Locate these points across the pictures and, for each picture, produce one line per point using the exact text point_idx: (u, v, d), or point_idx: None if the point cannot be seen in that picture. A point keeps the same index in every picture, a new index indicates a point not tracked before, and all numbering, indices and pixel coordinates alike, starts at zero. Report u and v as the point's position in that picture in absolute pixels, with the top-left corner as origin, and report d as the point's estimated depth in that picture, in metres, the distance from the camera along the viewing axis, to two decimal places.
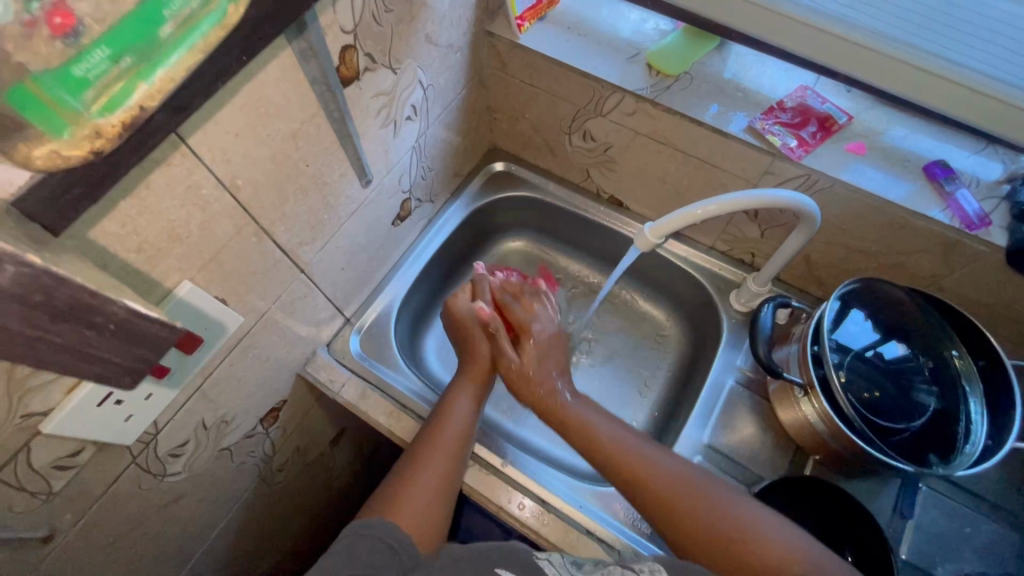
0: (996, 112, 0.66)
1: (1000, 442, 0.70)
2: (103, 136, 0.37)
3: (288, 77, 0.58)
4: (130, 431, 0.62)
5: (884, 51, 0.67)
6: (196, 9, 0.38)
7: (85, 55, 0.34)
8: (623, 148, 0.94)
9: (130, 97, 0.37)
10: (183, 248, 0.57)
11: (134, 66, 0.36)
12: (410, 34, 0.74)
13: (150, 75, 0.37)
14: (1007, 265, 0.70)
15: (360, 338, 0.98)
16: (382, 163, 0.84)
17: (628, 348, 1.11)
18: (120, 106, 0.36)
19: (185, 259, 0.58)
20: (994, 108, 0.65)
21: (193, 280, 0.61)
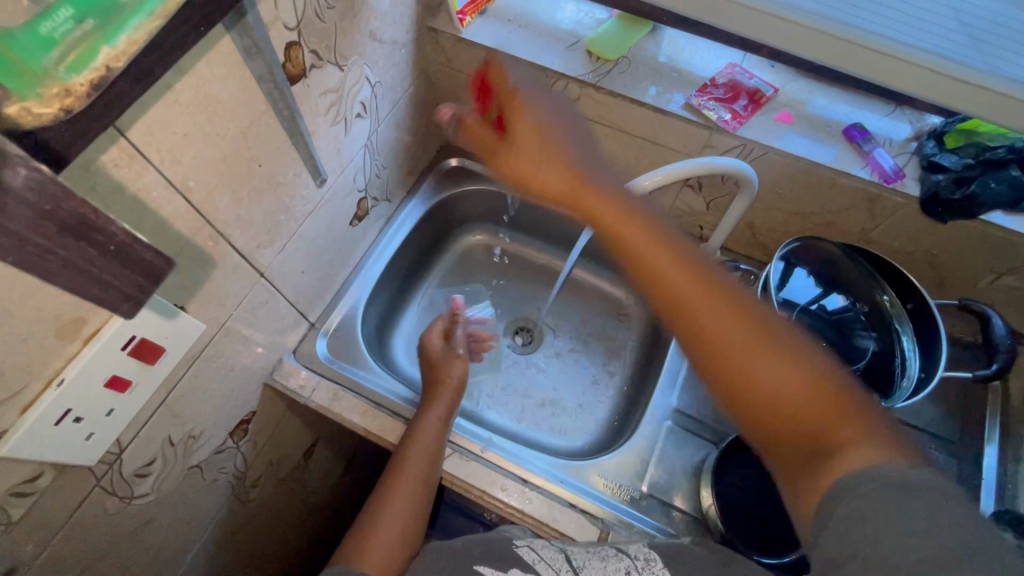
0: (913, 77, 0.69)
1: (932, 371, 0.76)
2: (73, 96, 0.34)
3: (234, 74, 0.57)
4: (93, 450, 0.60)
5: (805, 23, 0.70)
6: None
7: (51, 13, 0.32)
8: (571, 134, 0.98)
9: (97, 58, 0.34)
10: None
11: (98, 27, 0.34)
12: (354, 30, 0.75)
13: (114, 38, 0.34)
14: (923, 212, 0.77)
15: (327, 342, 0.97)
16: (335, 162, 0.84)
17: (595, 329, 1.14)
18: (87, 65, 0.34)
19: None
20: (912, 73, 0.68)
21: None
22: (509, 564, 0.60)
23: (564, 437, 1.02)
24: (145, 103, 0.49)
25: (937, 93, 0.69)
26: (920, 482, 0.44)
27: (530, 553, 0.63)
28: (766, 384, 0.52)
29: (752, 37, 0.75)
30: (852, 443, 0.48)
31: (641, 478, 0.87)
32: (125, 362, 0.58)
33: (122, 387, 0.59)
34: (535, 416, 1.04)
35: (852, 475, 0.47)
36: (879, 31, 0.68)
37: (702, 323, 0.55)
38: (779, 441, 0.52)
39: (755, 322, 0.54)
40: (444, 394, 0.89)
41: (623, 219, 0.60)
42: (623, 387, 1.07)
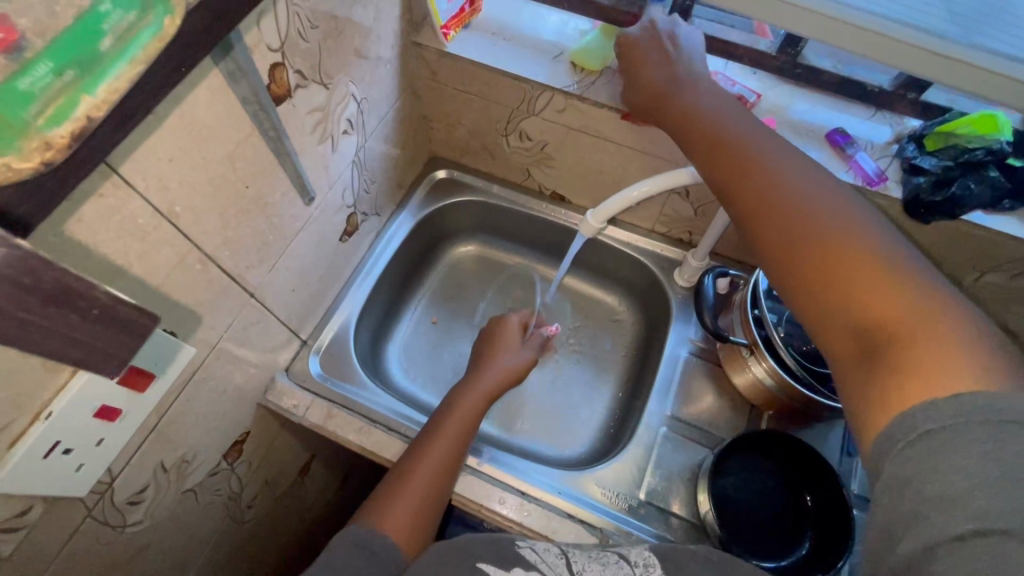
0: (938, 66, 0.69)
1: None
2: (53, 149, 0.34)
3: (219, 98, 0.57)
4: (84, 481, 0.59)
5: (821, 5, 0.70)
6: (133, 21, 0.37)
7: (29, 69, 0.33)
8: (558, 144, 0.98)
9: (77, 109, 0.35)
10: (126, 281, 0.55)
11: (78, 78, 0.35)
12: (339, 49, 0.75)
13: (94, 87, 0.35)
14: (906, 215, 0.79)
15: (319, 359, 0.96)
16: (323, 180, 0.83)
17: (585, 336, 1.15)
18: (68, 118, 0.34)
19: (129, 293, 0.56)
20: (935, 61, 0.69)
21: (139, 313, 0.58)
22: (512, 563, 0.60)
23: (561, 446, 1.02)
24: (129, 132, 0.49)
25: (956, 81, 0.70)
26: (1012, 408, 0.38)
27: (533, 554, 0.62)
28: (859, 264, 0.48)
29: (750, 14, 0.74)
30: (936, 354, 0.42)
31: (639, 486, 0.87)
32: (114, 391, 0.57)
33: (112, 416, 0.59)
34: (529, 424, 1.04)
35: (927, 397, 0.41)
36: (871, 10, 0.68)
37: (791, 212, 0.54)
38: (850, 353, 0.48)
39: (851, 233, 0.50)
40: (495, 371, 0.91)
41: (750, 169, 0.58)
42: (618, 393, 1.07)
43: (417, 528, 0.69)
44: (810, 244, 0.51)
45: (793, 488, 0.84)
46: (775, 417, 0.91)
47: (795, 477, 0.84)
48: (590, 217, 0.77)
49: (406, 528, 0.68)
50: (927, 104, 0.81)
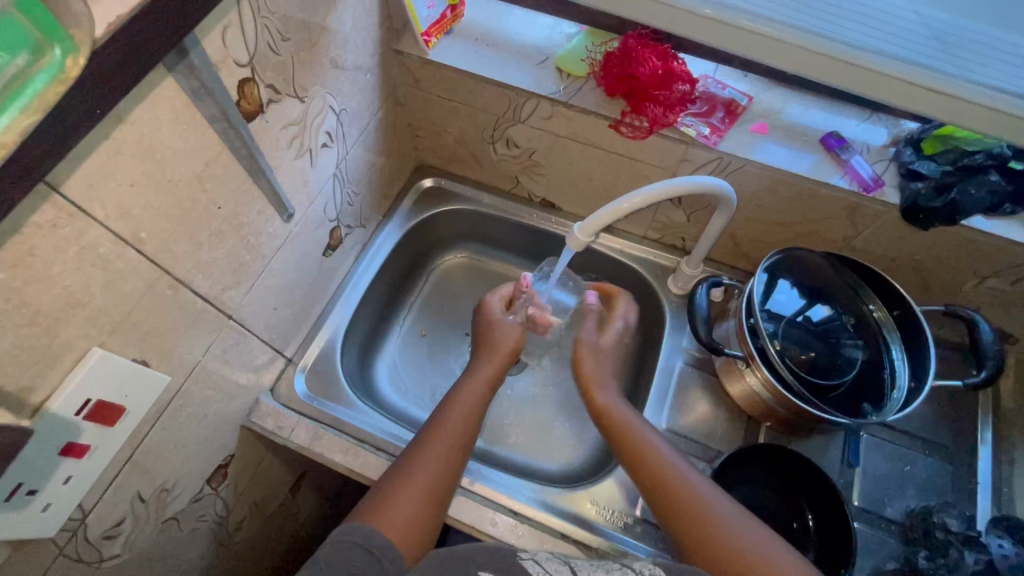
0: (912, 96, 0.67)
1: (922, 381, 0.76)
2: None
3: (183, 118, 0.55)
4: (53, 520, 0.57)
5: (782, 35, 0.67)
6: (22, 68, 0.34)
7: None
8: (546, 151, 0.95)
9: None
10: (89, 312, 0.53)
11: None
12: (313, 60, 0.72)
13: None
14: (904, 220, 0.76)
15: (305, 378, 0.93)
16: (303, 195, 0.81)
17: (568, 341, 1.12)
18: None
19: (93, 324, 0.53)
20: (911, 92, 0.66)
21: (105, 345, 0.56)
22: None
23: (553, 458, 1.00)
24: (83, 159, 0.46)
25: (933, 110, 0.67)
26: None
27: (536, 565, 0.60)
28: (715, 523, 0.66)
29: (718, 47, 0.72)
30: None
31: (635, 503, 0.85)
32: (79, 427, 0.55)
33: (79, 453, 0.56)
34: (516, 434, 1.02)
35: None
36: (841, 39, 0.66)
37: (664, 466, 0.73)
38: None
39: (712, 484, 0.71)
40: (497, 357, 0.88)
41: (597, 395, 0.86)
42: None
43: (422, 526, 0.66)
44: (679, 504, 0.68)
45: (794, 502, 0.82)
46: (773, 429, 0.88)
47: (794, 490, 0.82)
48: (578, 232, 0.75)
49: (407, 529, 0.65)
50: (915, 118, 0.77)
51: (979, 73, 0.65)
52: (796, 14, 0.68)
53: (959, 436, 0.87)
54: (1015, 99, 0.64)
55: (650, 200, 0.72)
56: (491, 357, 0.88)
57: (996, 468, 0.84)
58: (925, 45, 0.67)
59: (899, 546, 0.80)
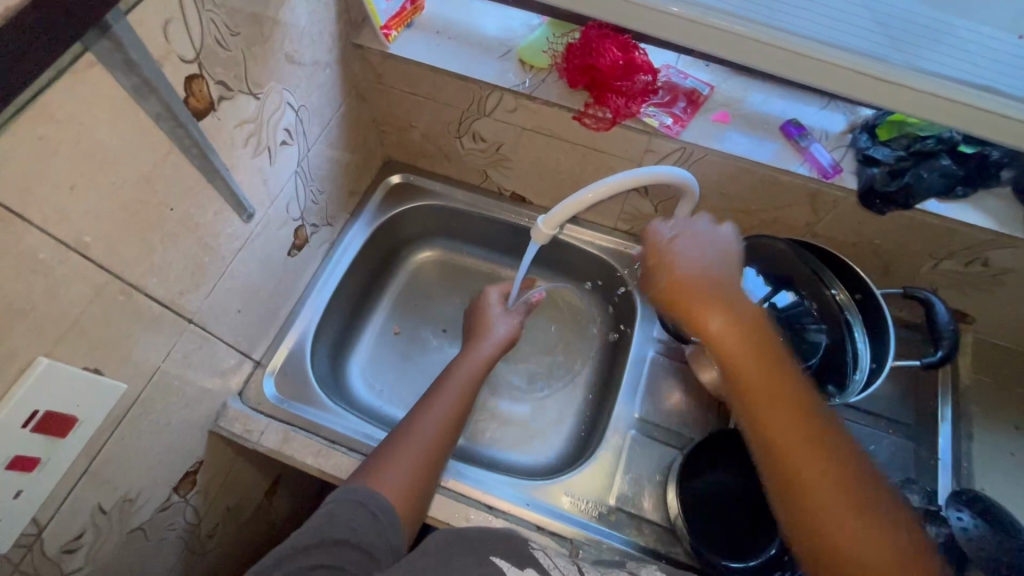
0: (861, 85, 0.68)
1: (882, 362, 0.77)
2: None
3: (124, 118, 0.53)
4: (4, 537, 0.55)
5: (733, 30, 0.68)
6: None
7: None
8: (513, 144, 0.95)
9: None
10: (33, 320, 0.51)
11: None
12: (267, 55, 0.70)
13: None
14: (861, 206, 0.78)
15: (274, 380, 0.92)
16: (263, 194, 0.79)
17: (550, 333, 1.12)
18: None
19: (37, 333, 0.52)
20: (860, 81, 0.67)
21: (51, 353, 0.54)
22: (525, 563, 0.58)
23: (529, 451, 1.00)
24: (13, 160, 0.44)
25: (881, 98, 0.68)
26: None
27: (546, 558, 0.60)
28: (830, 459, 0.54)
29: (674, 40, 0.73)
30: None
31: (609, 492, 0.85)
32: (27, 439, 0.53)
33: (28, 466, 0.54)
34: (491, 429, 1.02)
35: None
36: (791, 31, 0.67)
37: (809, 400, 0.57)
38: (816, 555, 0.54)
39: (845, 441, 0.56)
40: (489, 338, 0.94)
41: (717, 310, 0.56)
42: (587, 396, 1.05)
43: (413, 486, 0.70)
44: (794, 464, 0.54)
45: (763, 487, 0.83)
46: None
47: None
48: (542, 226, 0.74)
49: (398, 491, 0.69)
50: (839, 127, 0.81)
51: (928, 58, 0.66)
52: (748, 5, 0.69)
53: (921, 414, 0.90)
54: (954, 83, 0.65)
55: (616, 189, 0.71)
56: (480, 341, 0.94)
57: (956, 443, 0.87)
58: (873, 31, 0.67)
59: None
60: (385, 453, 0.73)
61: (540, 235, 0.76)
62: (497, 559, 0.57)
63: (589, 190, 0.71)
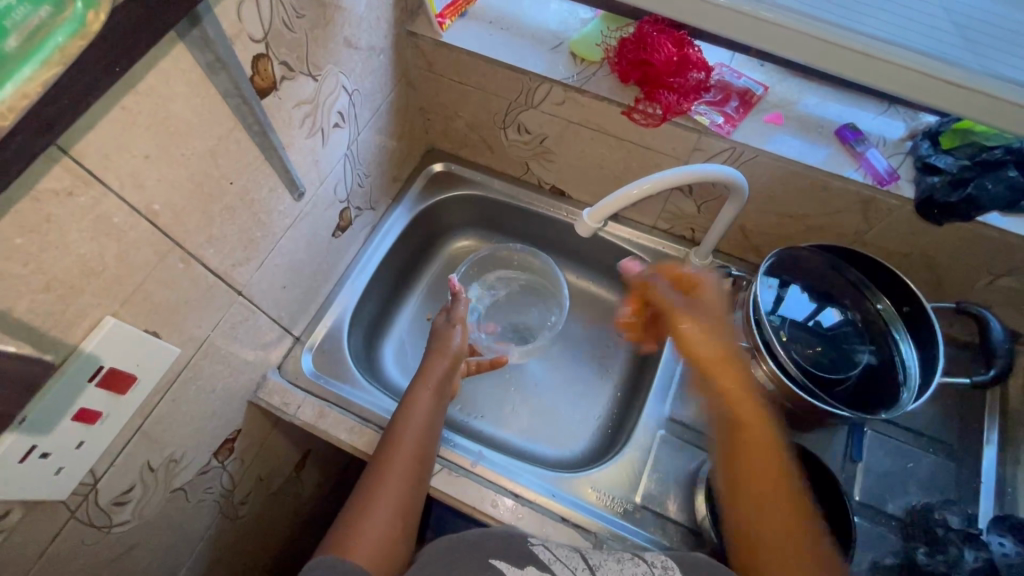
0: (930, 90, 0.66)
1: (930, 380, 0.75)
2: None
3: (196, 92, 0.55)
4: (64, 484, 0.58)
5: (799, 29, 0.67)
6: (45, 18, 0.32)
7: None
8: (557, 138, 0.95)
9: None
10: (103, 281, 0.53)
11: None
12: (327, 39, 0.72)
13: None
14: (919, 216, 0.75)
15: (312, 356, 0.95)
16: (314, 174, 0.81)
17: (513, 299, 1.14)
18: None
19: (106, 293, 0.54)
20: (930, 86, 0.66)
21: (117, 315, 0.57)
22: (527, 561, 0.59)
23: (555, 444, 1.00)
24: (99, 127, 0.47)
25: (950, 104, 0.66)
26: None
27: (546, 552, 0.62)
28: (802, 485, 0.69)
29: (735, 37, 0.72)
30: None
31: (635, 489, 0.85)
32: (92, 393, 0.56)
33: (91, 419, 0.57)
34: (518, 421, 1.03)
35: None
36: (860, 31, 0.66)
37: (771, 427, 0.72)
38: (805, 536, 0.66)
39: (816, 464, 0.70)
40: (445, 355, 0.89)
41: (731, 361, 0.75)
42: (617, 393, 1.05)
43: (390, 547, 0.66)
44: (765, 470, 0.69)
45: None
46: None
47: None
48: (586, 223, 0.74)
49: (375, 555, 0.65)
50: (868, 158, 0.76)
51: (1004, 64, 0.64)
52: (815, 4, 0.67)
53: (965, 435, 0.87)
54: None
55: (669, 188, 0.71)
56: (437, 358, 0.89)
57: (1001, 468, 0.84)
58: (946, 35, 0.65)
59: (899, 542, 0.80)
60: (358, 502, 0.70)
61: (583, 230, 0.75)
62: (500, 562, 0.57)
63: (643, 183, 0.70)
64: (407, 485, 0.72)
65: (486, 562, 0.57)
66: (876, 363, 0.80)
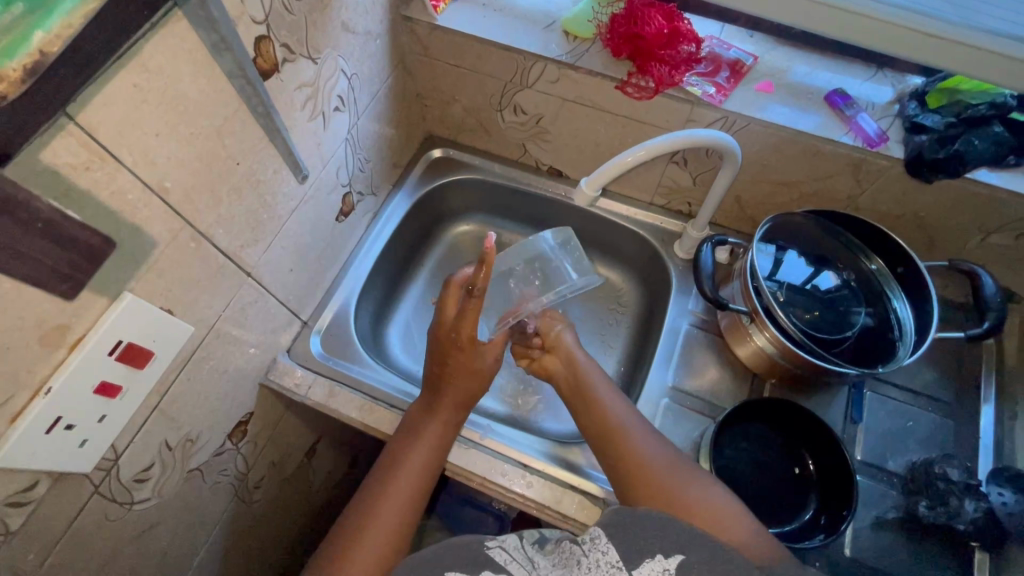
0: (912, 43, 0.69)
1: (926, 335, 0.76)
2: (6, 81, 0.36)
3: (203, 71, 0.57)
4: (88, 458, 0.60)
5: None
6: None
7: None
8: (553, 117, 0.97)
9: (29, 43, 0.36)
10: (120, 257, 0.55)
11: (28, 13, 0.36)
12: (325, 22, 0.74)
13: (47, 24, 0.37)
14: (909, 175, 0.77)
15: (320, 339, 0.96)
16: (316, 157, 0.83)
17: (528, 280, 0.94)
18: (21, 51, 0.36)
19: (124, 268, 0.56)
20: (911, 39, 0.69)
21: (134, 291, 0.58)
22: (480, 565, 0.51)
23: (561, 419, 1.02)
24: (114, 104, 0.49)
25: (932, 56, 0.69)
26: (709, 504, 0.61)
27: (503, 554, 0.53)
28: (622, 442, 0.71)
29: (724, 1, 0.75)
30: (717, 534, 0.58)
31: None
32: (112, 367, 0.58)
33: (112, 393, 0.59)
34: (524, 398, 1.04)
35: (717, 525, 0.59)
36: None
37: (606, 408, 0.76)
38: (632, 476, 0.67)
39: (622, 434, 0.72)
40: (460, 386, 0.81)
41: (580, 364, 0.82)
42: (620, 367, 1.07)
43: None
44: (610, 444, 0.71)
45: (795, 455, 0.84)
46: (777, 385, 0.90)
47: (795, 443, 0.85)
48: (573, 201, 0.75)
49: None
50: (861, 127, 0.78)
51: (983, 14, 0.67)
52: None
53: (962, 393, 0.89)
54: (1010, 39, 0.66)
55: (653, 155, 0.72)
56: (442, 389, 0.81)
57: (999, 422, 0.85)
58: None
59: (900, 497, 0.81)
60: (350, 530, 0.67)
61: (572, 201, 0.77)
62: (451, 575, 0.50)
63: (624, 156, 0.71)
64: (406, 513, 0.69)
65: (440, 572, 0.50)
66: (872, 325, 0.82)
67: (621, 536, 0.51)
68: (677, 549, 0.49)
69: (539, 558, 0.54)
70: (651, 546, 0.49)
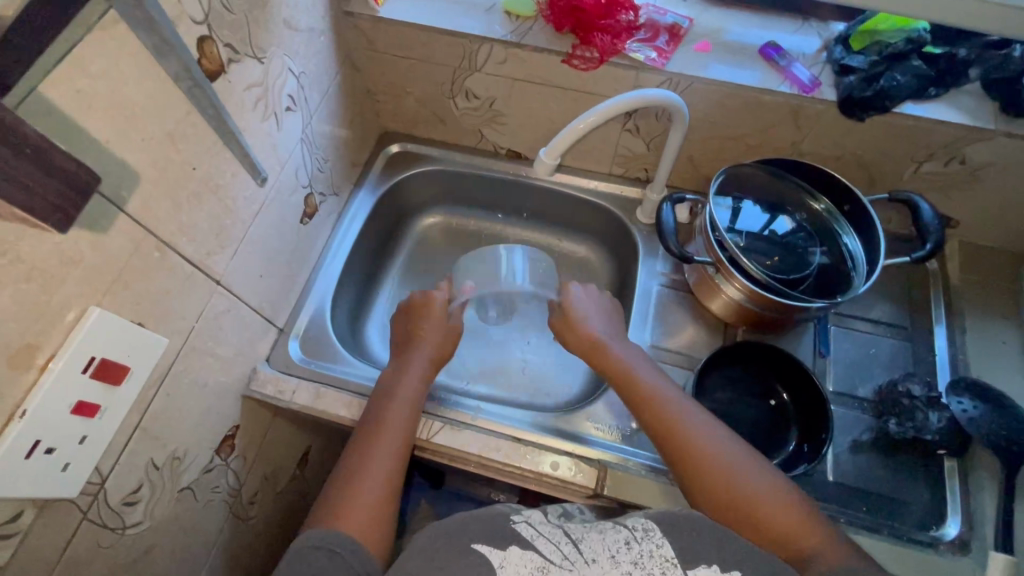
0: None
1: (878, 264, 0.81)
2: None
3: (148, 74, 0.56)
4: (73, 482, 0.58)
5: None
6: None
7: None
8: (506, 98, 0.99)
9: None
10: (82, 270, 0.54)
11: None
12: (268, 20, 0.74)
13: None
14: (844, 116, 0.82)
15: (298, 344, 0.96)
16: (274, 159, 0.82)
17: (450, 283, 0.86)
18: None
19: (88, 282, 0.55)
20: None
21: (101, 303, 0.57)
22: (508, 541, 0.51)
23: (549, 393, 1.04)
24: (58, 111, 0.48)
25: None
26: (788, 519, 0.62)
27: (529, 528, 0.53)
28: (689, 440, 0.70)
29: None
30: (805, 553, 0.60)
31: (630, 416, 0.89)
32: (87, 385, 0.56)
33: (90, 412, 0.58)
34: (510, 377, 1.06)
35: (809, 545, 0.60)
36: None
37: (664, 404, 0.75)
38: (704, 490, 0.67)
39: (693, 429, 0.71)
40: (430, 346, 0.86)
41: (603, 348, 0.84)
42: None
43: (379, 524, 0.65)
44: (678, 444, 0.70)
45: (771, 392, 0.89)
46: (749, 331, 0.94)
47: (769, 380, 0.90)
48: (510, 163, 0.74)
49: (363, 527, 0.63)
50: (795, 74, 0.83)
51: None
52: None
53: (917, 316, 0.95)
54: None
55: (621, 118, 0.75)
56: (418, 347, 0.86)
57: (952, 339, 0.92)
58: None
59: (873, 418, 0.87)
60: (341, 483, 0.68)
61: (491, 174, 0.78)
62: (478, 548, 0.50)
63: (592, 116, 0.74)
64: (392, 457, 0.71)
65: (466, 546, 0.50)
66: (828, 262, 0.86)
67: (676, 536, 0.52)
68: (733, 567, 0.49)
69: (568, 531, 0.54)
70: (702, 551, 0.51)
